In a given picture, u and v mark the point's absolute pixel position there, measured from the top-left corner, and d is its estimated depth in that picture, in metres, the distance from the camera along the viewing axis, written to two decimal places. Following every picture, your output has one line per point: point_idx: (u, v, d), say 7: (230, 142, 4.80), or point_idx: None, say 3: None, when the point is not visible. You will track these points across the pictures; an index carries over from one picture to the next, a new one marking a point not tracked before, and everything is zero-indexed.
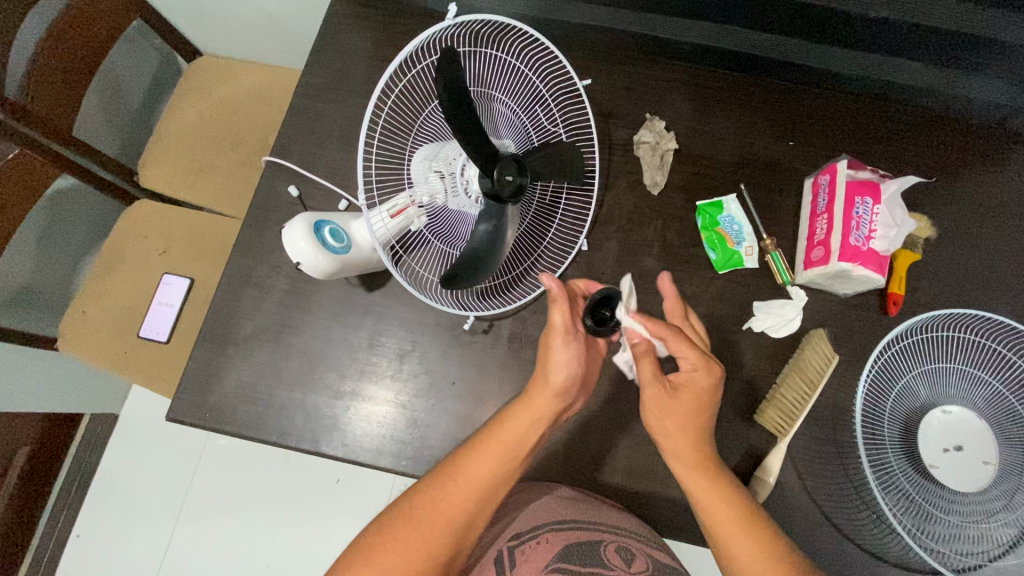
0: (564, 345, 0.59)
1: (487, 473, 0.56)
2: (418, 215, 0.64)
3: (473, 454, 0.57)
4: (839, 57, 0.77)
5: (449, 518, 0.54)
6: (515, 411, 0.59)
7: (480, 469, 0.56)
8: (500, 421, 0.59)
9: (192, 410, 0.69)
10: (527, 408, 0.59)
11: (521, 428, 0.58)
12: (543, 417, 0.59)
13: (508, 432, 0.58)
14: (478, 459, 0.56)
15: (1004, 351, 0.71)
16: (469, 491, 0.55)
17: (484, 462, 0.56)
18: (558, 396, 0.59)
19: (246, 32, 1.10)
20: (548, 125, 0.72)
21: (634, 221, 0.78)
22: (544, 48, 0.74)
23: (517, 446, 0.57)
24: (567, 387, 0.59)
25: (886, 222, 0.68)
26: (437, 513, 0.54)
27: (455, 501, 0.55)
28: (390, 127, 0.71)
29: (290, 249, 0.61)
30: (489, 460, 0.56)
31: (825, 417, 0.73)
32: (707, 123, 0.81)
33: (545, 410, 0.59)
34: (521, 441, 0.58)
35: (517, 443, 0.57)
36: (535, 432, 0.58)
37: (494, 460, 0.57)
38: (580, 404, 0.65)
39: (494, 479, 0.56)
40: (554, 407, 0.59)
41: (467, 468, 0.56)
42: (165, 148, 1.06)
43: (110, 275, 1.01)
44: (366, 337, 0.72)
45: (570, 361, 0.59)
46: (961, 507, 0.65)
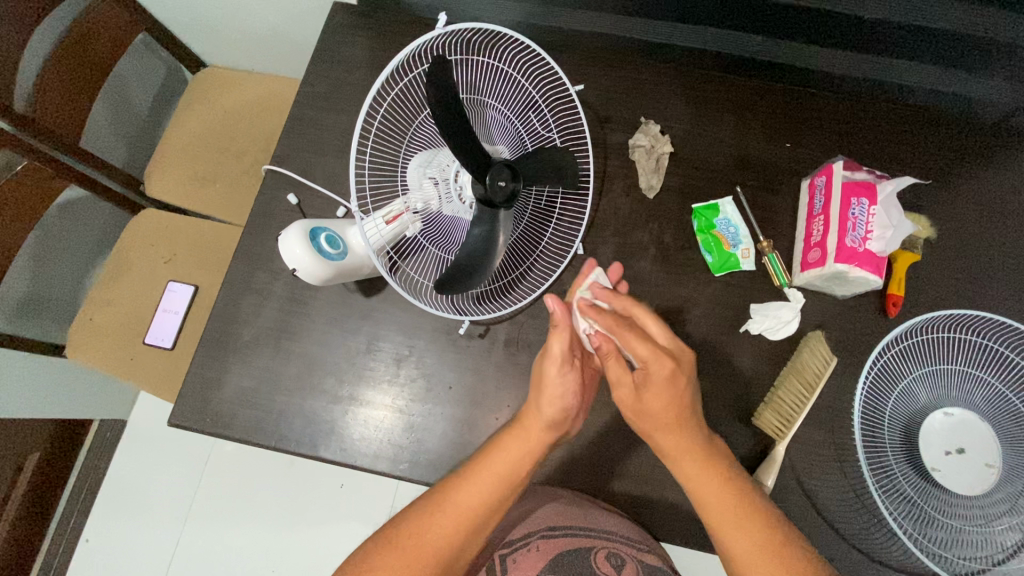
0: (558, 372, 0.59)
1: (478, 503, 0.56)
2: (413, 221, 0.65)
3: (465, 484, 0.57)
4: (833, 58, 0.78)
5: (437, 546, 0.55)
6: (506, 439, 0.59)
7: (469, 498, 0.56)
8: (492, 451, 0.59)
9: (193, 415, 0.70)
10: (520, 440, 0.59)
11: (514, 460, 0.58)
12: (534, 449, 0.59)
13: (500, 464, 0.58)
14: (470, 490, 0.57)
15: (1005, 352, 0.70)
16: (458, 518, 0.56)
17: (474, 490, 0.56)
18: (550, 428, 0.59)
19: (248, 44, 1.12)
20: (542, 131, 0.72)
21: (629, 224, 0.79)
22: (537, 55, 0.75)
23: (507, 477, 0.57)
24: (560, 418, 0.60)
25: (881, 223, 0.67)
26: (426, 542, 0.55)
27: (443, 531, 0.55)
28: (384, 134, 0.71)
29: (286, 256, 0.62)
30: (480, 488, 0.57)
31: (824, 420, 0.72)
32: (702, 126, 0.81)
33: (535, 442, 0.59)
34: (514, 473, 0.58)
35: (510, 474, 0.57)
36: (526, 463, 0.58)
37: (486, 490, 0.57)
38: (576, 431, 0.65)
39: (484, 509, 0.56)
40: (547, 436, 0.59)
41: (456, 496, 0.56)
42: (170, 158, 1.08)
43: (117, 283, 1.03)
44: (364, 342, 0.73)
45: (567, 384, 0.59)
46: (964, 511, 0.64)
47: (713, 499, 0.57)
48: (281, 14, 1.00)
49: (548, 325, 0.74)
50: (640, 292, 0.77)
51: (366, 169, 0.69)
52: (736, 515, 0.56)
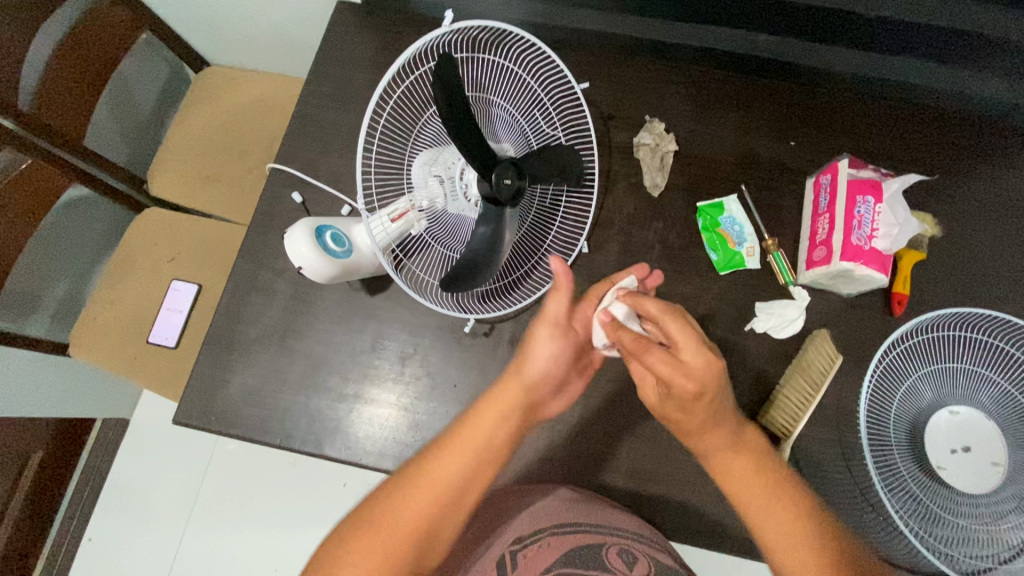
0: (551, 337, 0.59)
1: (454, 474, 0.55)
2: (418, 219, 0.64)
3: (440, 454, 0.56)
4: (838, 56, 0.77)
5: (411, 521, 0.53)
6: (483, 410, 0.58)
7: (445, 471, 0.55)
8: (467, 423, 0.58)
9: (198, 413, 0.70)
10: (497, 408, 0.58)
11: (488, 429, 0.57)
12: (511, 417, 0.58)
13: (477, 437, 0.57)
14: (443, 461, 0.56)
15: (1009, 350, 0.70)
16: (435, 493, 0.54)
17: (452, 462, 0.56)
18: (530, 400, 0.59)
19: (251, 42, 1.12)
20: (547, 129, 0.72)
21: (634, 223, 0.79)
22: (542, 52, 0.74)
23: (484, 449, 0.57)
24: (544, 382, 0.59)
25: (887, 221, 0.68)
26: (401, 518, 0.53)
27: (416, 504, 0.54)
28: (390, 132, 0.71)
29: (292, 254, 0.62)
30: (458, 459, 0.56)
31: (829, 418, 0.72)
32: (706, 124, 0.81)
33: (514, 411, 0.58)
34: (490, 444, 0.57)
35: (485, 446, 0.57)
36: (503, 434, 0.58)
37: (461, 461, 0.56)
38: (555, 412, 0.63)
39: (458, 482, 0.55)
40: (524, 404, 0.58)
41: (435, 468, 0.55)
42: (174, 157, 1.08)
43: (121, 282, 1.03)
44: (369, 340, 0.73)
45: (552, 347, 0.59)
46: (970, 509, 0.64)
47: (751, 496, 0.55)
48: (284, 12, 1.00)
49: None
50: None
51: (371, 167, 0.69)
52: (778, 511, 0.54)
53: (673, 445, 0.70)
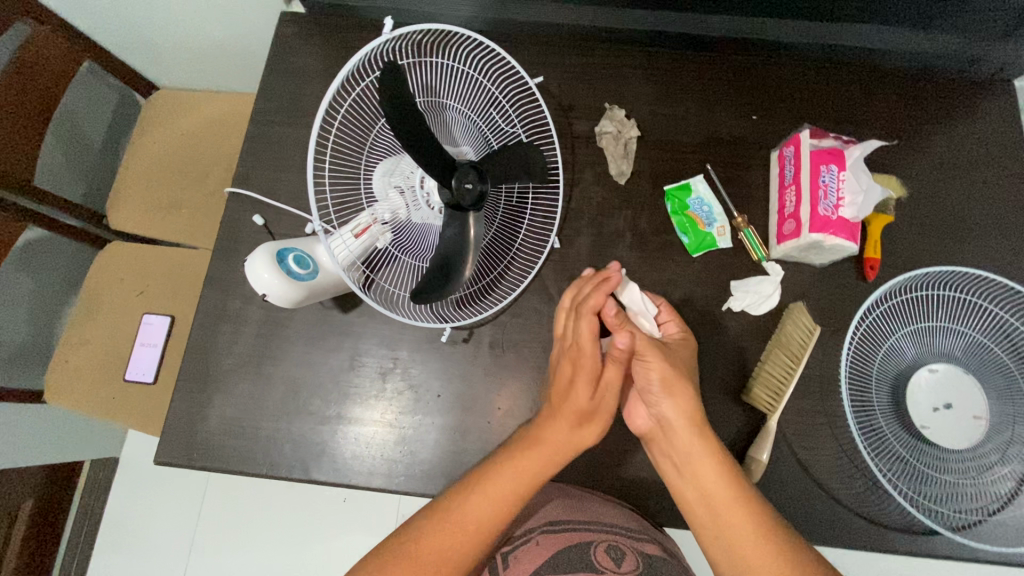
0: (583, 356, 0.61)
1: (508, 496, 0.56)
2: (383, 232, 0.63)
3: (497, 470, 0.57)
4: (791, 27, 0.78)
5: (464, 537, 0.54)
6: (542, 430, 0.59)
7: (498, 493, 0.56)
8: (527, 442, 0.59)
9: (180, 451, 0.69)
10: (555, 429, 0.59)
11: (545, 448, 0.58)
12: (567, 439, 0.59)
13: (531, 457, 0.58)
14: (501, 475, 0.57)
15: (988, 306, 0.72)
16: (486, 507, 0.55)
17: (504, 489, 0.56)
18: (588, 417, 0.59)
19: (200, 63, 1.09)
20: (505, 127, 0.69)
21: (603, 213, 0.78)
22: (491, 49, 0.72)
23: (540, 468, 0.58)
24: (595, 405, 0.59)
25: (853, 188, 0.67)
26: (455, 528, 0.54)
27: (470, 518, 0.55)
28: (341, 144, 0.69)
29: (254, 281, 0.59)
30: (511, 487, 0.56)
31: (813, 390, 0.73)
32: (667, 106, 0.81)
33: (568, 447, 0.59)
34: (545, 465, 0.58)
35: (542, 465, 0.58)
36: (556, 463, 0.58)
37: (517, 478, 0.57)
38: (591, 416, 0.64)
39: (512, 506, 0.56)
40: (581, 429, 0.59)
41: (487, 491, 0.56)
42: (133, 188, 1.06)
43: (91, 321, 1.00)
44: (346, 359, 0.72)
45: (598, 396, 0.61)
46: (956, 465, 0.67)
47: (727, 506, 0.56)
48: (230, 29, 0.98)
49: (529, 323, 0.73)
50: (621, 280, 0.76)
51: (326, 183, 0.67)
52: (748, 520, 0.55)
53: None
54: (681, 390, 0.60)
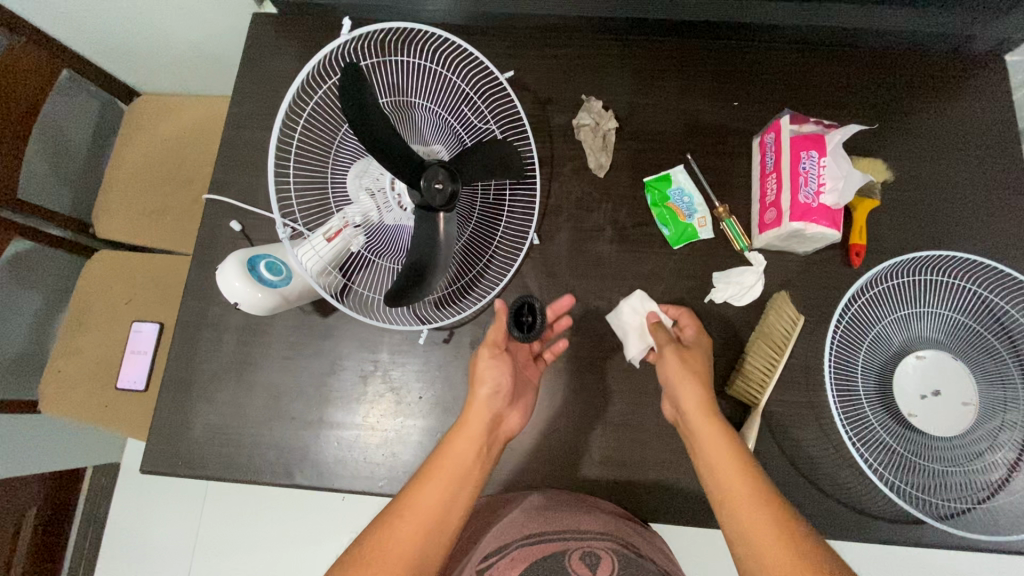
0: (492, 360, 0.63)
1: (435, 505, 0.55)
2: (355, 235, 0.62)
3: (420, 485, 0.56)
4: (772, 11, 0.75)
5: (404, 550, 0.52)
6: (453, 437, 0.60)
7: (429, 499, 0.55)
8: (440, 453, 0.59)
9: (165, 459, 0.69)
10: (465, 433, 0.60)
11: (461, 452, 0.58)
12: (477, 438, 0.60)
13: (450, 463, 0.57)
14: (425, 487, 0.56)
15: (976, 290, 0.71)
16: (419, 520, 0.54)
17: (432, 490, 0.56)
18: (489, 419, 0.61)
19: (180, 68, 1.09)
20: (478, 123, 0.68)
21: (582, 207, 0.77)
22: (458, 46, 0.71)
23: (459, 471, 0.57)
24: (495, 404, 0.62)
25: (834, 174, 0.66)
26: (393, 548, 0.52)
27: (404, 536, 0.53)
28: (310, 147, 0.68)
29: (225, 290, 0.59)
30: (436, 486, 0.56)
31: (800, 381, 0.72)
32: (645, 95, 0.80)
33: (478, 432, 0.60)
34: (464, 468, 0.58)
35: (461, 468, 0.58)
36: (474, 454, 0.59)
37: (441, 486, 0.56)
38: (515, 424, 0.65)
39: (443, 507, 0.55)
40: (488, 422, 0.61)
41: (415, 499, 0.55)
42: (118, 196, 1.06)
43: (82, 331, 1.01)
44: (327, 363, 0.71)
45: (499, 374, 0.63)
46: (945, 453, 0.66)
47: (728, 477, 0.55)
48: (205, 32, 0.97)
49: None
50: (601, 275, 0.75)
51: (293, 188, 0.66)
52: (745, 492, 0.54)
53: (640, 427, 0.71)
54: (687, 381, 0.62)
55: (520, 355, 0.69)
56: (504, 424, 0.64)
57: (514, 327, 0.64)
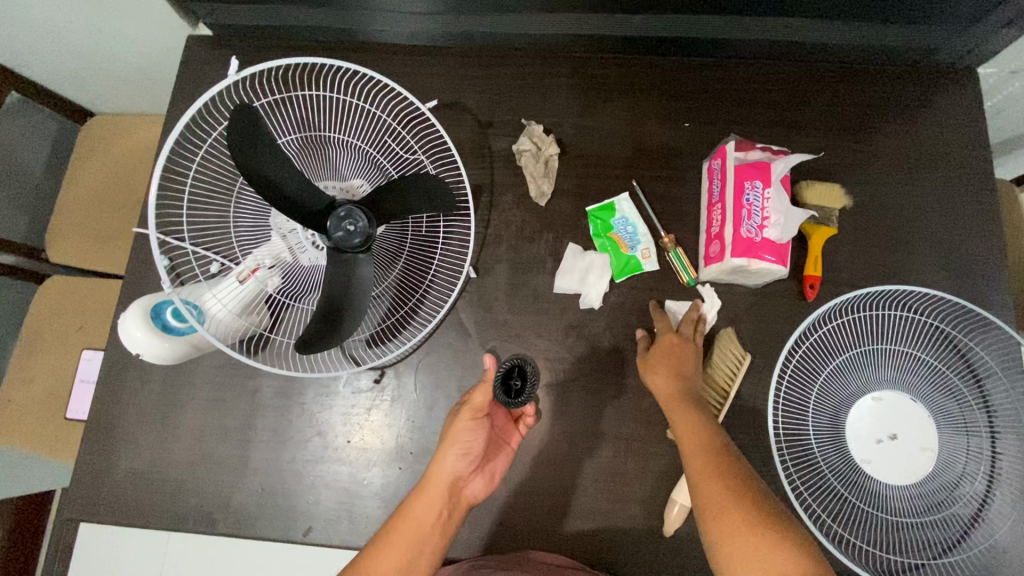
0: (472, 422, 0.59)
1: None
2: (270, 276, 0.60)
3: (375, 552, 0.53)
4: (721, 26, 0.70)
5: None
6: (413, 498, 0.57)
7: (387, 562, 0.52)
8: (400, 513, 0.56)
9: (87, 506, 0.67)
10: (427, 492, 0.57)
11: (421, 513, 0.55)
12: (439, 498, 0.57)
13: (412, 523, 0.55)
14: (382, 552, 0.53)
15: (940, 327, 0.66)
16: None
17: (390, 552, 0.53)
18: (453, 479, 0.58)
19: (132, 89, 1.07)
20: (404, 154, 0.65)
21: (523, 238, 0.73)
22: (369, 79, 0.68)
23: (418, 534, 0.54)
24: (462, 468, 0.59)
25: (778, 207, 0.61)
26: None
27: None
28: (218, 185, 0.65)
29: (127, 340, 0.56)
30: (396, 549, 0.53)
31: (750, 423, 0.67)
32: (591, 117, 0.76)
33: (439, 491, 0.57)
34: (425, 530, 0.55)
35: (420, 530, 0.55)
36: (435, 515, 0.56)
37: (399, 550, 0.53)
38: (480, 490, 0.61)
39: (401, 573, 0.53)
40: (448, 481, 0.57)
41: (372, 565, 0.52)
42: (70, 220, 1.04)
43: (32, 359, 0.99)
44: (254, 405, 0.69)
45: (474, 438, 0.59)
46: (899, 503, 0.62)
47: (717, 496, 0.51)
48: (150, 55, 0.95)
49: (445, 360, 0.70)
50: (542, 310, 0.71)
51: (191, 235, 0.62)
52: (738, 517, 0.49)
53: (579, 472, 0.67)
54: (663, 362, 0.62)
55: (499, 419, 0.64)
56: (466, 488, 0.60)
57: (502, 391, 0.63)
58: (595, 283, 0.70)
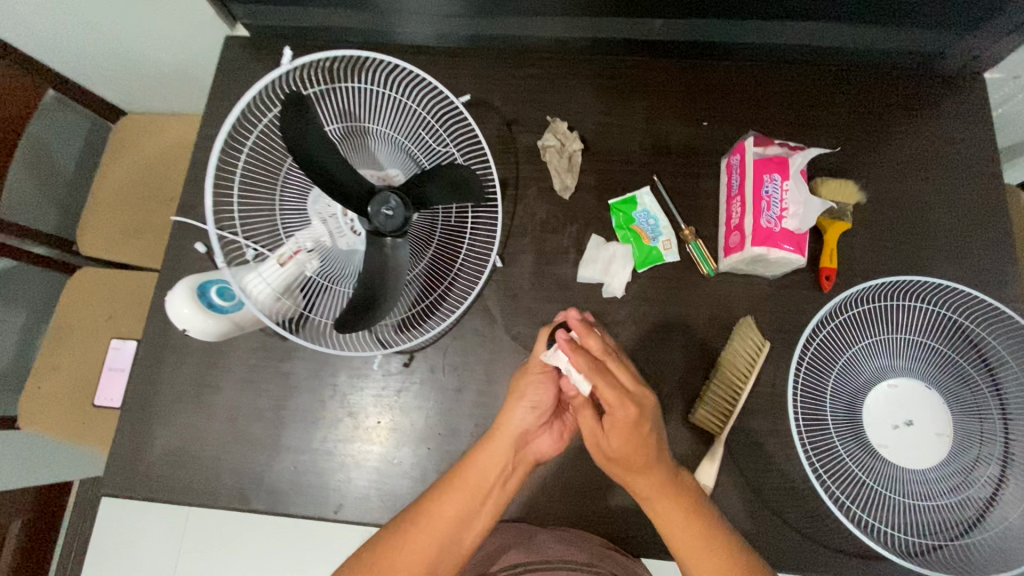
0: (536, 379, 0.61)
1: (451, 523, 0.57)
2: (309, 259, 0.62)
3: (440, 498, 0.58)
4: (738, 30, 0.74)
5: (419, 558, 0.56)
6: (478, 450, 0.61)
7: (447, 508, 0.58)
8: (465, 464, 0.60)
9: (124, 481, 0.69)
10: (490, 446, 0.60)
11: (484, 467, 0.59)
12: (503, 451, 0.60)
13: (474, 473, 0.59)
14: (446, 500, 0.58)
15: (953, 316, 0.68)
16: (433, 535, 0.56)
17: (450, 502, 0.58)
18: (520, 434, 0.60)
19: (161, 88, 1.10)
20: (437, 146, 0.68)
21: (547, 229, 0.76)
22: (410, 71, 0.70)
23: (479, 486, 0.59)
24: (530, 424, 0.61)
25: (796, 198, 0.64)
26: (406, 561, 0.56)
27: (417, 548, 0.56)
28: (259, 168, 0.67)
29: (174, 317, 0.59)
30: (455, 499, 0.58)
31: (768, 409, 0.69)
32: (613, 115, 0.79)
33: (505, 445, 0.60)
34: (487, 482, 0.59)
35: (481, 483, 0.59)
36: (497, 470, 0.60)
37: (459, 500, 0.58)
38: (546, 448, 0.63)
39: (460, 519, 0.58)
40: (514, 436, 0.60)
41: (434, 507, 0.58)
42: (99, 214, 1.07)
43: (62, 347, 1.02)
44: (286, 387, 0.71)
45: (543, 394, 0.61)
46: (915, 487, 0.63)
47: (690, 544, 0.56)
48: (187, 56, 0.99)
49: (471, 345, 0.72)
50: (565, 298, 0.73)
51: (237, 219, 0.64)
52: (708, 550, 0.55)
53: None
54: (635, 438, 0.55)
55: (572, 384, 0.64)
56: (532, 445, 0.62)
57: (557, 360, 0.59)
58: (617, 274, 0.73)
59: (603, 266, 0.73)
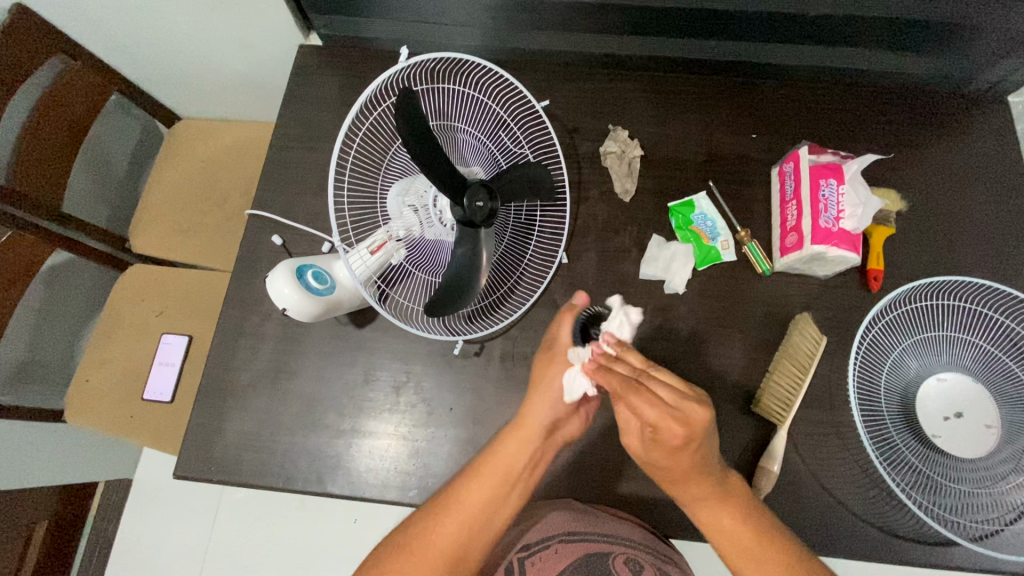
0: (565, 363, 0.61)
1: (479, 505, 0.57)
2: (397, 249, 0.66)
3: (468, 482, 0.58)
4: (788, 51, 0.80)
5: (443, 546, 0.55)
6: (508, 435, 0.60)
7: (473, 494, 0.57)
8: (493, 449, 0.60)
9: (198, 464, 0.70)
10: (519, 433, 0.60)
11: (513, 453, 0.59)
12: (531, 438, 0.60)
13: (503, 458, 0.59)
14: (473, 486, 0.57)
15: (995, 315, 0.73)
16: (462, 517, 0.56)
17: (478, 489, 0.57)
18: (548, 422, 0.60)
19: (220, 94, 1.14)
20: (514, 148, 0.74)
21: (609, 229, 0.80)
22: (497, 75, 0.76)
23: (508, 471, 0.58)
24: (562, 408, 0.61)
25: (852, 202, 0.69)
26: (433, 543, 0.55)
27: (446, 531, 0.55)
28: (362, 160, 0.73)
29: (274, 296, 0.62)
30: (483, 486, 0.57)
31: (823, 401, 0.73)
32: (669, 125, 0.84)
33: (533, 433, 0.60)
34: (515, 468, 0.59)
35: (509, 469, 0.58)
36: (524, 458, 0.59)
37: (487, 487, 0.57)
38: (574, 431, 0.63)
39: (488, 506, 0.57)
40: (544, 423, 0.60)
41: (461, 496, 0.57)
42: (154, 213, 1.10)
43: (112, 341, 1.03)
44: (361, 373, 0.73)
45: (572, 381, 0.60)
46: (970, 475, 0.67)
47: (737, 542, 0.56)
48: (253, 64, 1.03)
49: (539, 336, 0.75)
50: (628, 294, 0.77)
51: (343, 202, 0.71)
52: (757, 546, 0.55)
53: None
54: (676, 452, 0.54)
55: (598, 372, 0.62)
56: (561, 430, 0.63)
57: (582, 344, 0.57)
58: (679, 270, 0.77)
59: (664, 264, 0.78)
